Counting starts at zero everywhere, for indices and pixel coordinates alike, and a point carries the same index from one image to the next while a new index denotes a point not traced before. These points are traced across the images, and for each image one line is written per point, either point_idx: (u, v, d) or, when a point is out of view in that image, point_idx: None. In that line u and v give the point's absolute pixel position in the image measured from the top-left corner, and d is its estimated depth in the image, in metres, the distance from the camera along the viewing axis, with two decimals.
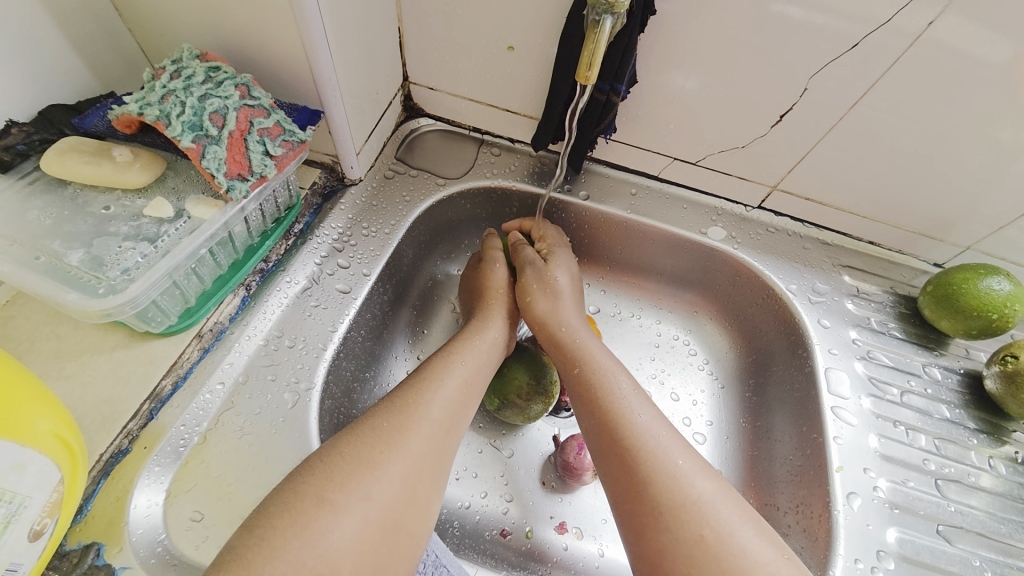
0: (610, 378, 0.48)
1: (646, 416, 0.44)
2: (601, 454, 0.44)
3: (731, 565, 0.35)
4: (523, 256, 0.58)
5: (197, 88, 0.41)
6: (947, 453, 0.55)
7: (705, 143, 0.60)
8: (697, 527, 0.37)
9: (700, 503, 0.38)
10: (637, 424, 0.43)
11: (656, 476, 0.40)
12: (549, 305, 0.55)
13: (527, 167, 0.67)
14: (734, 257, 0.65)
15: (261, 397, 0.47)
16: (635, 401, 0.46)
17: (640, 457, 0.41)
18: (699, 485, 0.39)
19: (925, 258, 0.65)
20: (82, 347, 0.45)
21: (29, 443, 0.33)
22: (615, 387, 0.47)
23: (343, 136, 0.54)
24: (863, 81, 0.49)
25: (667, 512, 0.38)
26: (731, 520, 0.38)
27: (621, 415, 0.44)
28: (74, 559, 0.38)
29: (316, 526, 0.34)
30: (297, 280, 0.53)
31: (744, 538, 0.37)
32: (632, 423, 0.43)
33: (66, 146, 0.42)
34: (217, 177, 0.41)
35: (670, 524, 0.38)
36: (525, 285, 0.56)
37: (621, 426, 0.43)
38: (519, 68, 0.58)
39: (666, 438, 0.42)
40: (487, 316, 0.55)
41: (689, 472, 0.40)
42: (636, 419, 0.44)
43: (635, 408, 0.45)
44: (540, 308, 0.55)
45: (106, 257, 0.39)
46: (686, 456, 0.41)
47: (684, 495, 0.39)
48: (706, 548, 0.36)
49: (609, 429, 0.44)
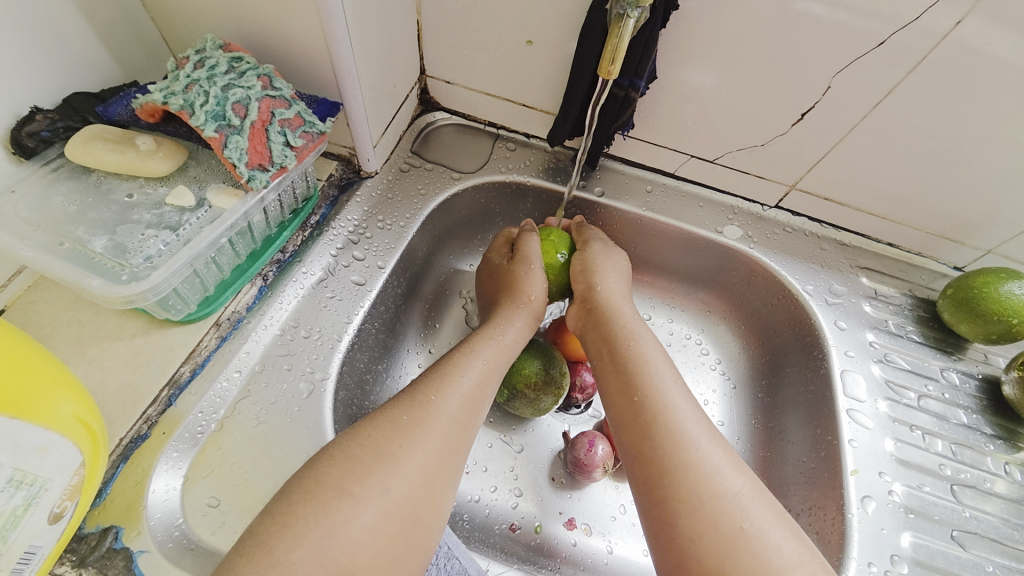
0: (652, 364, 0.48)
1: (686, 406, 0.44)
2: (633, 439, 0.43)
3: (766, 560, 0.36)
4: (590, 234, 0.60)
5: (221, 78, 0.41)
6: (963, 458, 0.54)
7: (724, 141, 0.60)
8: (736, 519, 0.37)
9: (737, 498, 0.38)
10: (674, 414, 0.43)
11: (696, 466, 0.40)
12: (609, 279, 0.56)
13: (542, 162, 0.67)
14: (750, 257, 0.64)
15: (276, 386, 0.48)
16: (676, 388, 0.46)
17: (678, 445, 0.41)
18: (736, 480, 0.40)
19: (945, 261, 0.64)
20: (103, 333, 0.45)
21: (53, 426, 0.34)
22: (656, 372, 0.47)
23: (361, 129, 0.54)
24: (886, 81, 0.49)
25: (705, 502, 0.38)
26: (766, 518, 0.38)
27: (663, 401, 0.44)
28: (93, 542, 0.39)
29: (336, 517, 0.34)
30: (313, 271, 0.54)
31: (778, 537, 0.37)
32: (673, 411, 0.44)
33: (91, 133, 0.42)
34: (239, 166, 0.41)
35: (707, 515, 0.37)
36: (592, 254, 0.57)
37: (660, 413, 0.43)
38: (537, 63, 0.58)
39: (703, 431, 0.43)
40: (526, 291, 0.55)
41: (726, 466, 0.40)
42: (677, 407, 0.44)
43: (674, 396, 0.45)
44: (603, 280, 0.56)
45: (129, 244, 0.40)
46: (722, 450, 0.42)
47: (722, 488, 0.39)
48: (743, 541, 0.36)
49: (648, 414, 0.44)
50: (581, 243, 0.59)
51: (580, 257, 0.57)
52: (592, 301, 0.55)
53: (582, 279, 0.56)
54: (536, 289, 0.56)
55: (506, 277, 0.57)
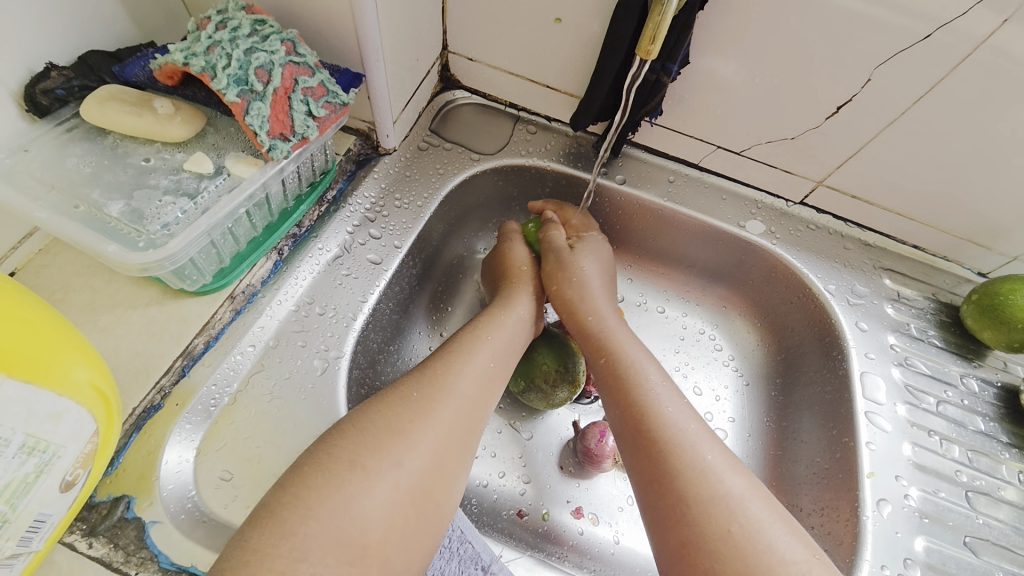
0: (639, 368, 0.47)
1: (674, 407, 0.43)
2: (627, 444, 0.43)
3: (755, 563, 0.35)
4: (551, 240, 0.57)
5: (243, 41, 0.39)
6: (979, 465, 0.54)
7: (753, 132, 0.58)
8: (725, 521, 0.36)
9: (728, 499, 0.37)
10: (664, 415, 0.42)
11: (683, 469, 0.39)
12: (585, 287, 0.54)
13: (563, 147, 0.65)
14: (773, 253, 0.63)
15: (290, 362, 0.47)
16: (665, 392, 0.45)
17: (666, 449, 0.40)
18: (728, 481, 0.39)
19: (970, 265, 0.63)
20: (117, 300, 0.44)
21: (67, 393, 0.33)
22: (645, 376, 0.46)
23: (382, 103, 0.53)
24: (931, 78, 0.47)
25: (693, 506, 0.37)
26: (761, 518, 0.37)
27: (649, 405, 0.43)
28: (104, 511, 0.38)
29: (349, 490, 0.34)
30: (328, 248, 0.52)
31: (774, 537, 0.36)
32: (660, 414, 0.43)
33: (107, 94, 0.41)
34: (260, 135, 0.40)
35: (698, 519, 0.37)
36: (551, 269, 0.56)
37: (648, 416, 0.43)
38: (565, 42, 0.55)
39: (694, 431, 0.42)
40: (512, 294, 0.54)
41: (718, 467, 0.39)
42: (664, 411, 0.43)
43: (662, 400, 0.44)
44: (571, 297, 0.54)
45: (146, 211, 0.39)
46: (715, 451, 0.40)
47: (712, 490, 0.38)
48: (733, 544, 0.35)
49: (636, 419, 0.43)
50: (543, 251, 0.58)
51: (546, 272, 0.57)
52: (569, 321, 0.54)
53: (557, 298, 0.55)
54: (523, 260, 0.58)
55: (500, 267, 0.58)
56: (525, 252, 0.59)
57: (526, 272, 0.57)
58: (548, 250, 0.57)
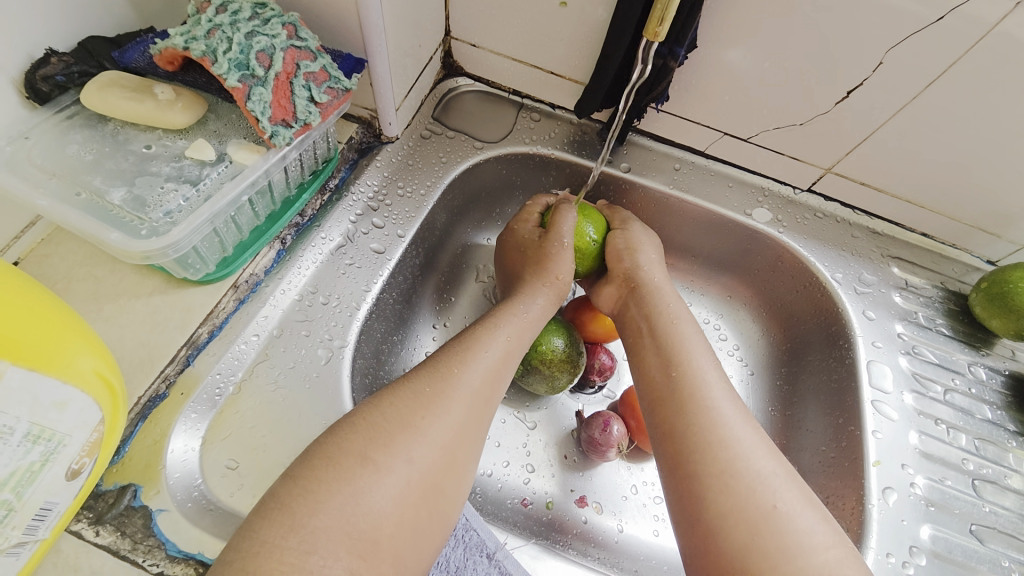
0: (686, 342, 0.46)
1: (720, 384, 0.43)
2: (662, 414, 0.43)
3: (795, 541, 0.35)
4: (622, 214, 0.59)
5: (244, 25, 0.39)
6: (986, 454, 0.53)
7: (760, 119, 0.57)
8: (769, 498, 0.37)
9: (770, 479, 0.38)
10: (709, 391, 0.42)
11: (729, 444, 0.39)
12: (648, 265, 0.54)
13: (568, 134, 0.65)
14: (779, 241, 0.62)
15: (294, 351, 0.47)
16: (710, 367, 0.45)
17: (712, 422, 0.40)
18: (769, 461, 0.39)
19: (979, 254, 0.62)
20: (119, 290, 0.44)
21: (71, 381, 0.33)
22: (691, 351, 0.46)
23: (384, 90, 0.52)
24: (944, 62, 0.46)
25: (738, 481, 0.37)
26: (795, 500, 0.37)
27: (698, 379, 0.43)
28: (111, 499, 0.38)
29: (360, 484, 0.33)
30: (331, 237, 0.52)
31: (809, 521, 0.36)
32: (706, 389, 0.42)
33: (107, 79, 0.40)
34: (262, 121, 0.39)
35: (738, 493, 0.37)
36: (632, 232, 0.56)
37: (694, 390, 0.42)
38: (569, 27, 0.54)
39: (735, 410, 0.41)
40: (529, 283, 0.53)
41: (757, 447, 0.39)
42: (712, 386, 0.43)
43: (708, 375, 0.44)
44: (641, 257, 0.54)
45: (148, 198, 0.38)
46: (758, 431, 0.41)
47: (756, 468, 0.38)
48: (774, 520, 0.36)
49: (681, 390, 0.43)
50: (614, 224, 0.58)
51: (619, 235, 0.56)
52: (634, 281, 0.53)
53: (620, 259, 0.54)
54: (565, 270, 0.53)
55: (535, 253, 0.54)
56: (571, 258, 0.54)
57: (562, 282, 0.53)
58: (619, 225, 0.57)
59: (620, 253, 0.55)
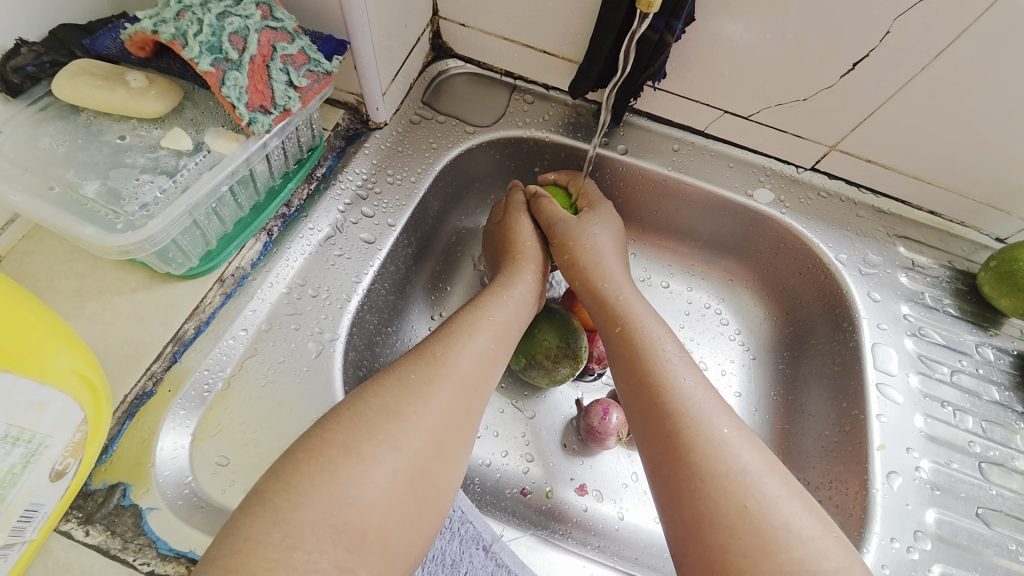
0: (655, 340, 0.46)
1: (691, 380, 0.42)
2: (638, 416, 0.42)
3: (773, 537, 0.34)
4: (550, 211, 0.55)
5: (215, 5, 0.37)
6: (993, 436, 0.52)
7: (762, 95, 0.55)
8: (739, 498, 0.35)
9: (744, 475, 0.36)
10: (680, 389, 0.41)
11: (698, 443, 0.38)
12: (593, 259, 0.53)
13: (562, 116, 0.63)
14: (782, 223, 0.61)
15: (284, 346, 0.46)
16: (680, 364, 0.44)
17: (682, 421, 0.39)
18: (744, 456, 0.38)
19: (989, 231, 0.60)
20: (103, 286, 0.43)
21: (49, 381, 0.32)
22: (660, 348, 0.45)
23: (369, 73, 0.50)
24: (954, 30, 0.43)
25: (709, 481, 0.36)
26: (776, 495, 0.36)
27: (665, 377, 0.42)
28: (100, 499, 0.38)
29: (345, 476, 0.33)
30: (320, 227, 0.51)
31: (790, 512, 0.35)
32: (675, 387, 0.42)
33: (78, 68, 0.39)
34: (238, 107, 0.38)
35: (711, 493, 0.36)
36: (564, 235, 0.54)
37: (664, 388, 0.42)
38: (561, 3, 0.52)
39: (711, 405, 0.41)
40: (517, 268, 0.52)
41: (734, 442, 0.38)
42: (680, 384, 0.42)
43: (678, 371, 0.43)
44: (586, 266, 0.53)
45: (123, 191, 0.37)
46: (730, 426, 0.40)
47: (729, 465, 0.37)
48: (749, 519, 0.35)
49: (652, 390, 0.42)
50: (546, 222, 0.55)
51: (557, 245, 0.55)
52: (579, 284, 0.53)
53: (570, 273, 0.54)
54: (525, 236, 0.55)
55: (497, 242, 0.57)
56: (529, 228, 0.56)
57: (529, 249, 0.54)
58: (552, 223, 0.55)
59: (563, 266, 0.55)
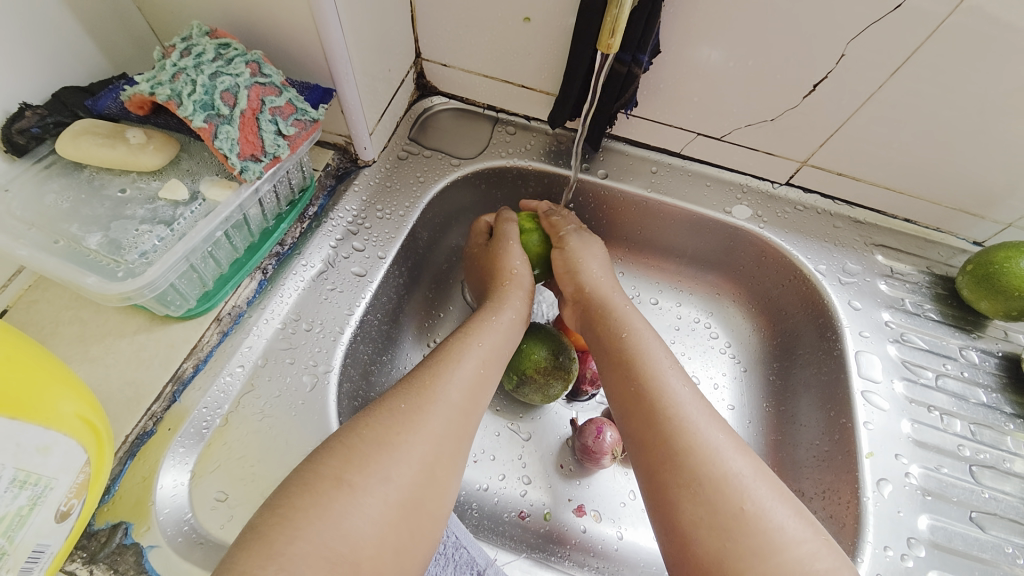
0: (650, 351, 0.47)
1: (685, 389, 0.44)
2: (634, 423, 0.43)
3: (769, 539, 0.35)
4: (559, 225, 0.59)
5: (208, 66, 0.40)
6: (983, 439, 0.53)
7: (731, 117, 0.57)
8: (738, 500, 0.36)
9: (739, 478, 0.37)
10: (674, 396, 0.43)
11: (698, 447, 0.39)
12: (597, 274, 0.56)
13: (543, 145, 0.65)
14: (761, 237, 0.62)
15: (280, 380, 0.47)
16: (672, 372, 0.45)
17: (676, 428, 0.40)
18: (737, 461, 0.39)
19: (964, 236, 0.62)
20: (106, 330, 0.45)
21: (54, 425, 0.34)
22: (655, 358, 0.46)
23: (356, 116, 0.53)
24: (903, 49, 0.46)
25: (706, 484, 0.37)
26: (769, 497, 0.37)
27: (660, 386, 0.44)
28: (103, 539, 0.39)
29: (337, 509, 0.34)
30: (313, 263, 0.53)
31: (781, 516, 0.36)
32: (670, 395, 0.43)
33: (81, 128, 0.41)
34: (231, 158, 0.41)
35: (708, 496, 0.37)
36: (572, 250, 0.57)
37: (660, 396, 0.43)
38: (535, 40, 0.55)
39: (703, 412, 0.42)
40: (502, 297, 0.54)
41: (727, 447, 0.39)
42: (674, 391, 0.43)
43: (673, 380, 0.44)
44: (588, 276, 0.55)
45: (123, 241, 0.40)
46: (724, 431, 0.41)
47: (723, 469, 0.38)
48: (745, 521, 0.35)
49: (647, 397, 0.43)
50: (557, 237, 0.58)
51: (561, 256, 0.57)
52: (584, 301, 0.55)
53: (570, 281, 0.56)
54: (517, 262, 0.56)
55: (494, 269, 0.56)
56: (520, 251, 0.57)
57: (518, 276, 0.55)
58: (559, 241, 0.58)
59: (561, 276, 0.57)
